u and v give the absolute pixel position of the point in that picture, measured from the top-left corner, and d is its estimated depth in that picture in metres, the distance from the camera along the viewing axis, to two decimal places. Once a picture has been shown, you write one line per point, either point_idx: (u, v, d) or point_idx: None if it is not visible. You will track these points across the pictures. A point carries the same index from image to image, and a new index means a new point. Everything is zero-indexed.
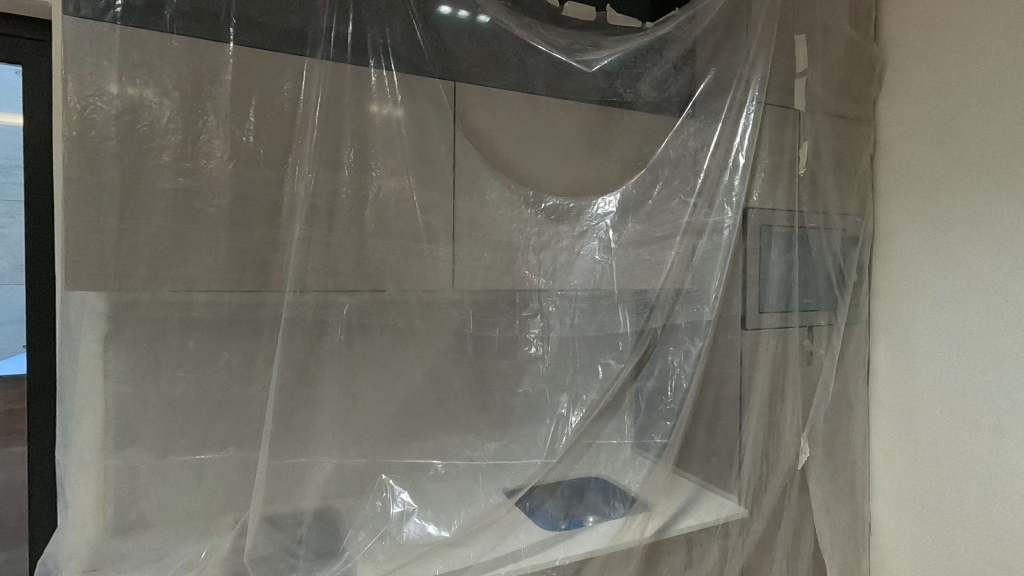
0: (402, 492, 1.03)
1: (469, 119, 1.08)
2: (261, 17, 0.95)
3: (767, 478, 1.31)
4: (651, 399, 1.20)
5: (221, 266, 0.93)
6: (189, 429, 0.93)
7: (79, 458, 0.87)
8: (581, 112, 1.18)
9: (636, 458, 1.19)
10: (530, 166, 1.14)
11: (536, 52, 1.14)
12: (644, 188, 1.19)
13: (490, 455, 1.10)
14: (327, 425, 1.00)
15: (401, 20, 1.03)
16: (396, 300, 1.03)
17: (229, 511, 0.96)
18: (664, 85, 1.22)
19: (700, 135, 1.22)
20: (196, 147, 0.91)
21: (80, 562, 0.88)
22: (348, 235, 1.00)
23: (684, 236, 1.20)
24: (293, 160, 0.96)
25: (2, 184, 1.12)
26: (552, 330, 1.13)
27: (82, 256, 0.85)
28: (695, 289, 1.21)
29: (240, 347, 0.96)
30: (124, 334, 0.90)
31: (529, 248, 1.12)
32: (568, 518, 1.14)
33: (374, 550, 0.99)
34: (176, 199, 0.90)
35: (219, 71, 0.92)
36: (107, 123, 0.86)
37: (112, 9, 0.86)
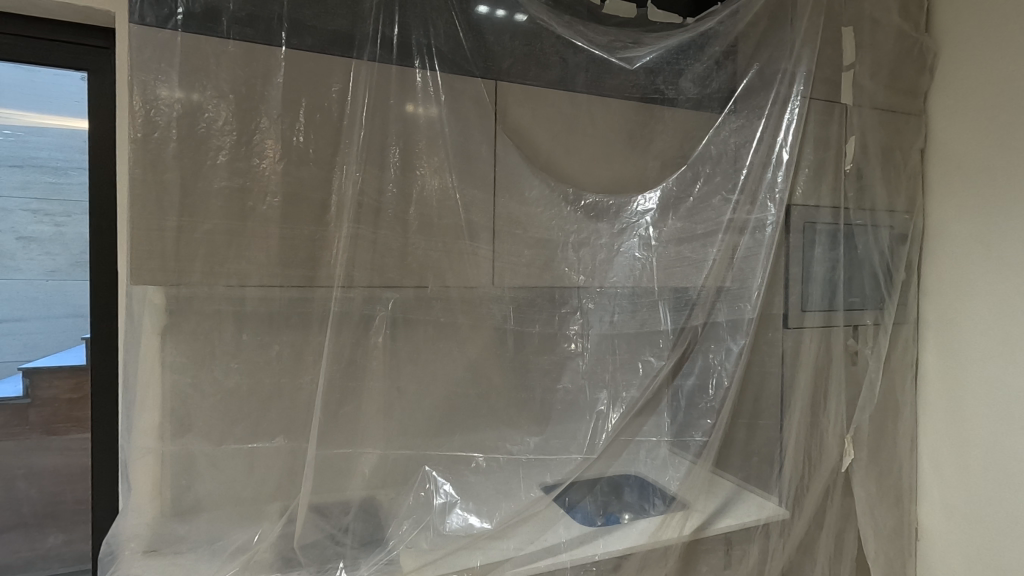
0: (445, 484, 1.05)
1: (510, 118, 1.10)
2: (311, 21, 0.98)
3: (809, 480, 1.29)
4: (691, 397, 1.19)
5: (273, 263, 0.97)
6: (242, 419, 0.97)
7: (138, 444, 0.92)
8: (621, 109, 1.18)
9: (675, 455, 1.18)
10: (570, 163, 1.15)
11: (577, 49, 1.14)
12: (685, 185, 1.18)
13: (531, 449, 1.10)
14: (372, 417, 1.02)
15: (444, 21, 1.05)
16: (439, 297, 1.05)
17: (277, 500, 0.99)
18: (705, 82, 1.21)
19: (742, 131, 1.21)
20: (250, 147, 0.95)
21: (141, 542, 0.94)
22: (393, 232, 1.02)
23: (726, 233, 1.19)
24: (341, 160, 0.99)
25: (65, 184, 1.21)
26: (591, 328, 1.14)
27: (146, 253, 0.90)
28: (735, 287, 1.20)
29: (290, 340, 0.99)
30: (181, 326, 0.94)
31: (568, 245, 1.13)
32: (605, 514, 1.15)
33: (418, 540, 1.01)
34: (230, 198, 0.94)
35: (271, 75, 0.95)
36: (169, 126, 0.90)
37: (174, 17, 0.91)
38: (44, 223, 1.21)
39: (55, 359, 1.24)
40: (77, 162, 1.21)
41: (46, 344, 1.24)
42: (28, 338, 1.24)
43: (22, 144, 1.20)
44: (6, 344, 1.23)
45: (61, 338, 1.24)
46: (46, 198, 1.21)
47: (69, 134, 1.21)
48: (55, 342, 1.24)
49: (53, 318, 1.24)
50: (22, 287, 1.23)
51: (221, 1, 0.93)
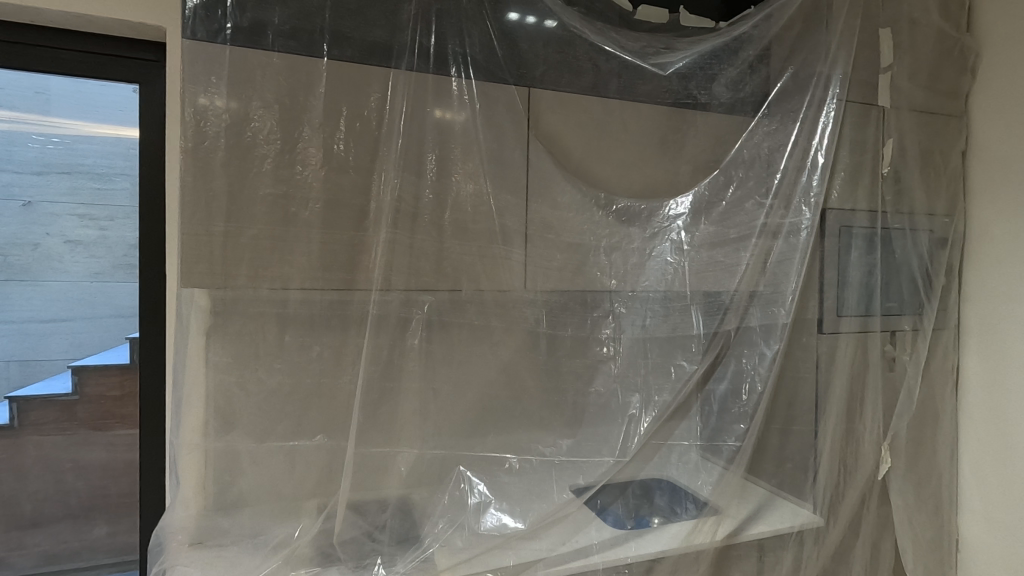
0: (479, 484, 1.07)
1: (543, 124, 1.12)
2: (350, 33, 1.01)
3: (844, 487, 1.27)
4: (724, 401, 1.19)
5: (315, 267, 1.00)
6: (285, 418, 1.00)
7: (185, 441, 0.96)
8: (654, 114, 1.18)
9: (707, 460, 1.18)
10: (602, 169, 1.16)
11: (609, 56, 1.15)
12: (717, 189, 1.18)
13: (563, 452, 1.11)
14: (408, 417, 1.05)
15: (479, 30, 1.07)
16: (473, 300, 1.07)
17: (316, 497, 1.02)
18: (739, 86, 1.21)
19: (775, 135, 1.20)
20: (293, 155, 0.98)
21: (187, 535, 0.98)
22: (429, 237, 1.05)
23: (759, 237, 1.19)
24: (379, 166, 1.02)
25: (109, 190, 1.28)
26: (624, 331, 1.15)
27: (195, 257, 0.94)
28: (769, 292, 1.19)
29: (331, 342, 1.02)
30: (227, 327, 0.97)
31: (600, 249, 1.14)
32: (635, 517, 1.15)
33: (453, 538, 1.04)
34: (275, 204, 0.98)
35: (314, 85, 0.99)
36: (218, 135, 0.94)
37: (223, 31, 0.95)
38: (89, 228, 1.28)
39: (100, 358, 1.31)
40: (120, 168, 1.28)
41: (91, 344, 1.31)
42: (74, 338, 1.31)
43: (71, 151, 1.29)
44: (56, 342, 1.31)
45: (105, 338, 1.31)
46: (92, 203, 1.28)
47: (112, 142, 1.28)
48: (98, 341, 1.31)
49: (96, 318, 1.30)
50: (69, 289, 1.29)
51: (267, 15, 0.97)
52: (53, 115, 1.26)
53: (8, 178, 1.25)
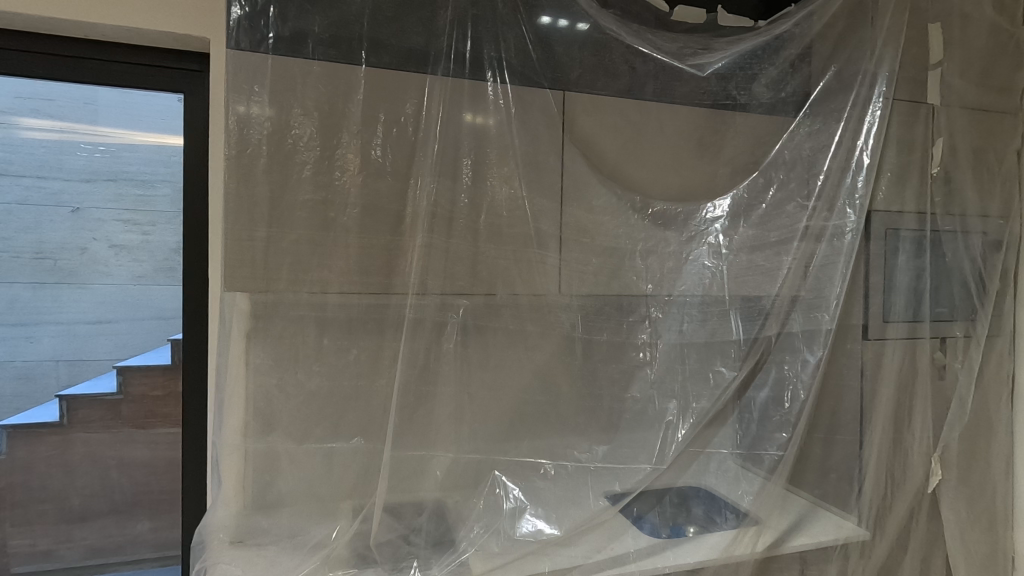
0: (515, 489, 1.07)
1: (578, 127, 1.11)
2: (388, 40, 1.03)
3: (891, 500, 1.23)
4: (764, 409, 1.16)
5: (353, 271, 1.01)
6: (323, 420, 1.01)
7: (226, 441, 0.97)
8: (691, 116, 1.17)
9: (747, 469, 1.15)
10: (639, 172, 1.15)
11: (645, 58, 1.14)
12: (757, 191, 1.16)
13: (599, 458, 1.10)
14: (444, 421, 1.05)
15: (514, 34, 1.07)
16: (508, 304, 1.07)
17: (353, 498, 1.03)
18: (779, 85, 1.18)
19: (818, 136, 1.17)
20: (332, 161, 1.00)
21: (227, 533, 0.99)
22: (465, 241, 1.05)
23: (802, 241, 1.16)
24: (416, 171, 1.03)
25: (153, 196, 1.32)
26: (661, 336, 1.13)
27: (238, 262, 0.97)
28: (812, 296, 1.16)
29: (368, 345, 1.02)
30: (268, 330, 0.99)
31: (636, 253, 1.12)
32: (671, 526, 1.14)
33: (488, 542, 1.03)
34: (314, 210, 0.99)
35: (352, 92, 1.00)
36: (260, 143, 0.97)
37: (266, 41, 0.97)
38: (133, 232, 1.32)
39: (143, 359, 1.35)
40: (162, 175, 1.33)
41: (135, 345, 1.36)
42: (118, 339, 1.36)
43: (116, 159, 1.34)
44: (101, 344, 1.36)
45: (148, 339, 1.36)
46: (136, 209, 1.33)
47: (154, 150, 1.33)
48: (142, 342, 1.36)
49: (139, 319, 1.35)
50: (113, 291, 1.34)
51: (308, 24, 0.99)
52: (100, 124, 1.31)
53: (58, 186, 1.30)
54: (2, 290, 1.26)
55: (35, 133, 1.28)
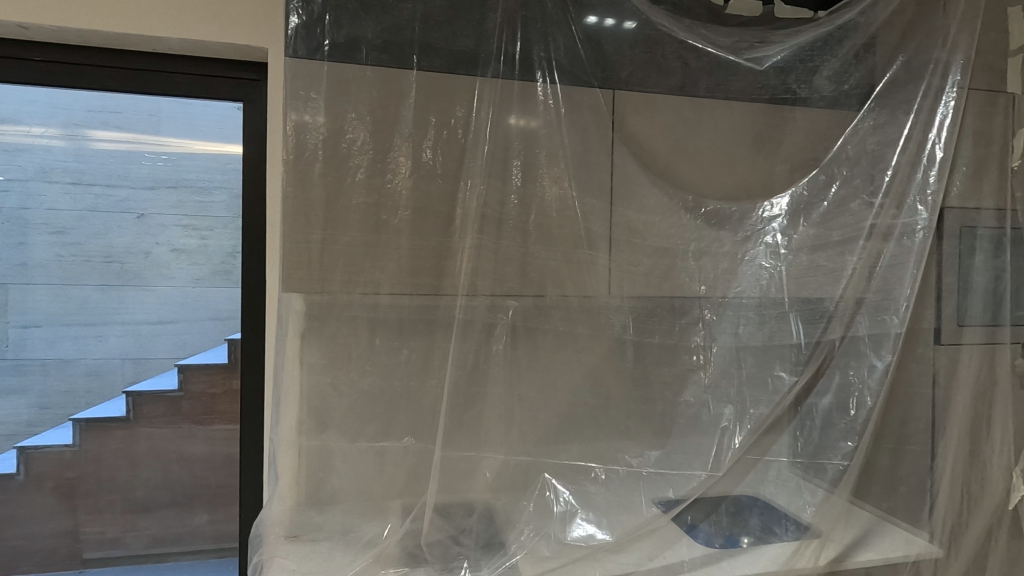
0: (565, 492, 1.06)
1: (628, 126, 1.09)
2: (438, 44, 1.04)
3: (967, 516, 1.15)
4: (827, 417, 1.10)
5: (404, 272, 1.03)
6: (375, 419, 1.02)
7: (283, 438, 1.00)
8: (747, 112, 1.13)
9: (808, 480, 1.11)
10: (692, 171, 1.12)
11: (700, 53, 1.11)
12: (818, 189, 1.11)
13: (652, 463, 1.08)
14: (494, 422, 1.05)
15: (564, 33, 1.06)
16: (558, 305, 1.06)
17: (404, 498, 1.04)
18: (842, 77, 1.13)
19: (885, 130, 1.11)
20: (384, 164, 1.01)
21: (284, 528, 1.02)
22: (514, 242, 1.05)
23: (868, 240, 1.11)
24: (466, 173, 1.03)
25: (212, 202, 1.38)
26: (716, 338, 1.10)
27: (295, 263, 0.99)
28: (878, 298, 1.11)
29: (419, 345, 1.03)
30: (323, 330, 1.01)
31: (688, 253, 1.09)
32: (725, 536, 1.11)
33: (539, 546, 1.03)
34: (366, 212, 1.01)
35: (404, 96, 1.02)
36: (316, 147, 0.99)
37: (321, 48, 1.00)
38: (193, 237, 1.38)
39: (202, 358, 1.40)
40: (220, 182, 1.38)
41: (195, 345, 1.41)
42: (177, 338, 1.41)
43: (177, 167, 1.38)
44: (162, 343, 1.41)
45: (205, 338, 1.41)
46: (195, 215, 1.38)
47: (212, 158, 1.38)
48: (200, 342, 1.41)
49: (197, 320, 1.40)
50: (174, 294, 1.40)
51: (361, 31, 1.01)
52: (162, 134, 1.37)
53: (124, 194, 1.36)
54: (75, 292, 1.35)
55: (103, 144, 1.35)
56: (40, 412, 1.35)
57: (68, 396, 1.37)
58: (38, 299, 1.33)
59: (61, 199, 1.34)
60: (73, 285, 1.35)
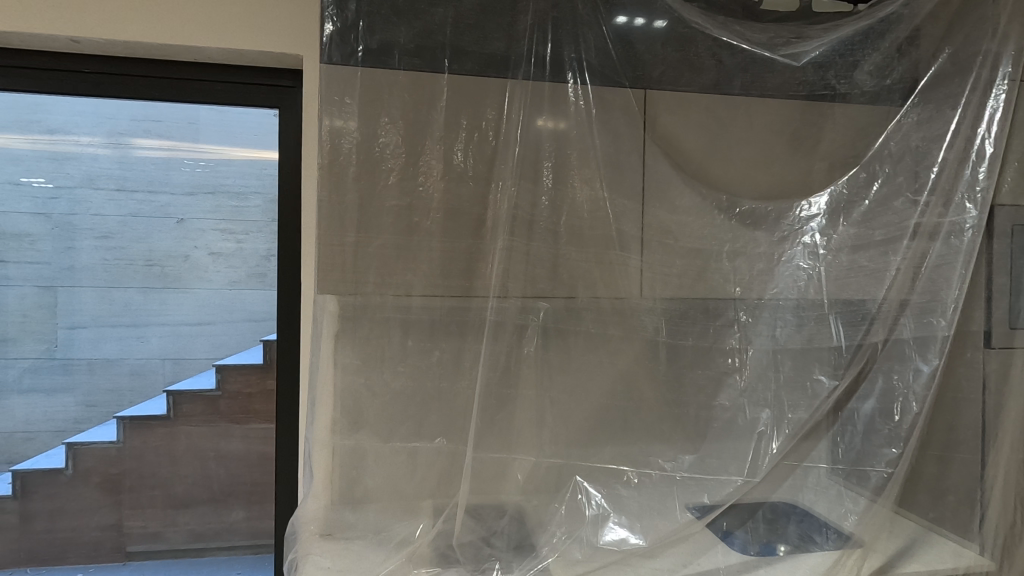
0: (597, 495, 1.05)
1: (661, 126, 1.08)
2: (469, 47, 1.04)
3: (1019, 527, 1.11)
4: (870, 423, 1.07)
5: (436, 274, 1.04)
6: (408, 420, 1.03)
7: (318, 437, 1.02)
8: (784, 109, 1.11)
9: (850, 487, 1.08)
10: (727, 170, 1.10)
11: (734, 51, 1.09)
12: (859, 187, 1.08)
13: (686, 468, 1.06)
14: (525, 424, 1.04)
15: (595, 33, 1.05)
16: (590, 307, 1.05)
17: (436, 498, 1.04)
18: (884, 71, 1.10)
19: (930, 126, 1.07)
20: (416, 167, 1.02)
21: (317, 525, 1.04)
22: (545, 243, 1.04)
23: (912, 239, 1.07)
24: (497, 175, 1.04)
25: (248, 207, 1.42)
26: (753, 340, 1.07)
27: (330, 266, 1.01)
28: (924, 299, 1.07)
29: (451, 347, 1.04)
30: (357, 331, 1.02)
31: (723, 254, 1.07)
32: (762, 543, 1.08)
33: (571, 550, 1.02)
34: (399, 215, 1.02)
35: (435, 99, 1.03)
36: (350, 151, 1.01)
37: (355, 54, 1.01)
38: (229, 241, 1.42)
39: (239, 358, 1.44)
40: (255, 187, 1.42)
41: (232, 345, 1.45)
42: (214, 339, 1.45)
43: (214, 172, 1.41)
44: (201, 344, 1.45)
45: (241, 339, 1.45)
46: (232, 219, 1.42)
47: (248, 164, 1.42)
48: (236, 342, 1.45)
49: (234, 322, 1.44)
50: (211, 296, 1.44)
51: (394, 36, 1.03)
52: (201, 142, 1.41)
53: (165, 199, 1.41)
54: (119, 294, 1.40)
55: (146, 152, 1.39)
56: (86, 410, 1.41)
57: (113, 394, 1.42)
58: (85, 301, 1.39)
59: (106, 205, 1.39)
60: (117, 288, 1.40)
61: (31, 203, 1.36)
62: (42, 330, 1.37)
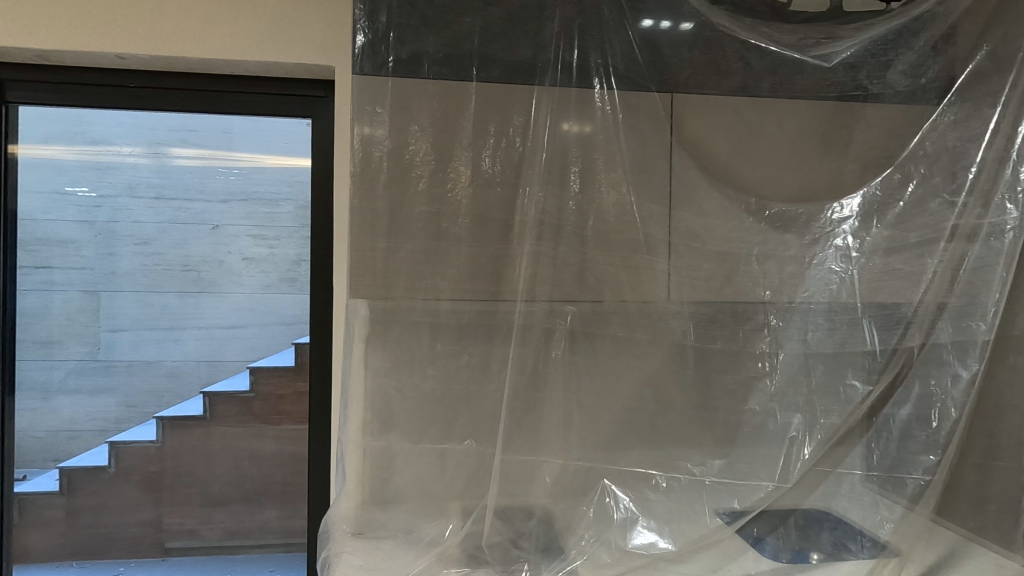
0: (625, 499, 1.05)
1: (687, 129, 1.08)
2: (496, 55, 1.06)
3: None
4: (906, 429, 1.04)
5: (464, 279, 1.05)
6: (437, 422, 1.05)
7: (349, 439, 1.04)
8: (813, 110, 1.10)
9: (886, 494, 1.05)
10: (755, 172, 1.09)
11: (763, 53, 1.09)
12: (893, 188, 1.05)
13: (716, 472, 1.05)
14: (553, 427, 1.05)
15: (621, 39, 1.06)
16: (617, 311, 1.06)
17: (465, 500, 1.06)
18: (918, 71, 1.08)
19: (967, 125, 1.05)
20: (445, 173, 1.04)
21: (350, 524, 1.07)
22: (572, 247, 1.05)
23: (950, 241, 1.04)
24: (524, 181, 1.05)
25: (280, 213, 1.46)
26: (783, 345, 1.06)
27: (361, 271, 1.04)
28: (963, 303, 1.04)
29: (479, 350, 1.05)
30: (387, 334, 1.05)
31: (752, 257, 1.07)
32: (795, 550, 1.07)
33: (599, 553, 1.02)
34: (428, 221, 1.04)
35: (463, 107, 1.05)
36: (381, 159, 1.03)
37: (386, 65, 1.04)
38: (261, 246, 1.47)
39: (273, 360, 1.48)
40: (286, 194, 1.46)
41: (263, 348, 1.49)
42: (247, 342, 1.50)
43: (247, 180, 1.47)
44: (234, 347, 1.50)
45: (273, 341, 1.49)
46: (264, 225, 1.47)
47: (279, 171, 1.46)
48: (268, 345, 1.49)
49: (266, 325, 1.49)
50: (244, 299, 1.48)
51: (423, 46, 1.05)
52: (234, 150, 1.46)
53: (200, 206, 1.46)
54: (157, 298, 1.46)
55: (182, 160, 1.45)
56: (126, 410, 1.46)
57: (151, 395, 1.47)
58: (126, 305, 1.45)
59: (146, 212, 1.45)
60: (155, 292, 1.46)
61: (75, 211, 1.42)
62: (86, 333, 1.44)
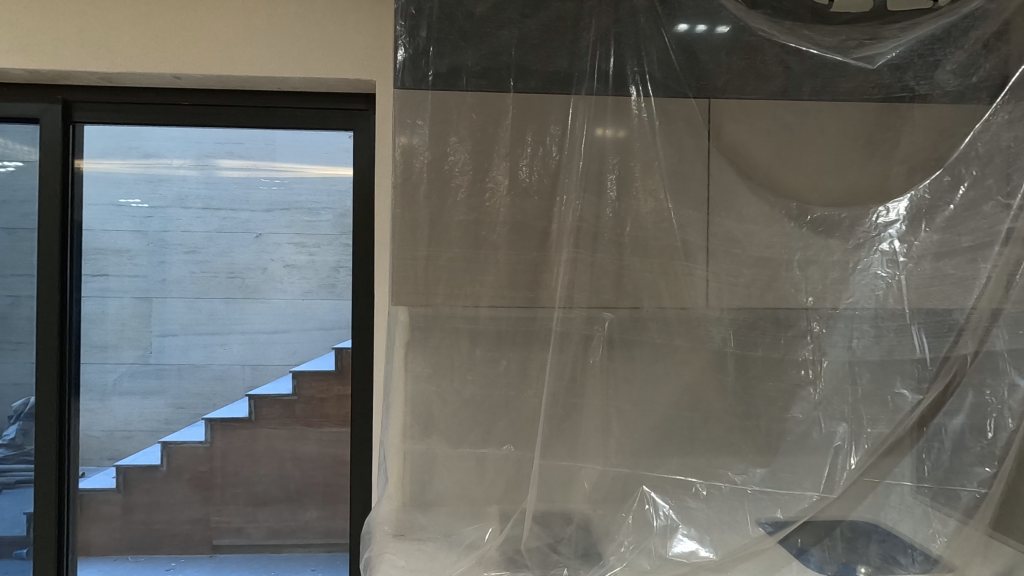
0: (665, 506, 1.05)
1: (725, 135, 1.08)
2: (533, 66, 1.08)
3: None
4: (959, 439, 1.01)
5: (503, 286, 1.07)
6: (476, 426, 1.07)
7: (390, 441, 1.07)
8: (857, 113, 1.08)
9: (938, 507, 1.03)
10: (796, 176, 1.08)
11: (803, 56, 1.07)
12: (943, 191, 1.02)
13: (757, 481, 1.04)
14: (591, 432, 1.06)
15: (658, 46, 1.06)
16: (655, 317, 1.06)
17: (504, 504, 1.07)
18: (969, 69, 1.04)
19: (1021, 125, 1.01)
20: (483, 182, 1.06)
21: (391, 525, 1.09)
22: (610, 254, 1.06)
23: (1005, 245, 1.01)
24: (561, 188, 1.06)
25: (321, 221, 1.52)
26: (827, 352, 1.04)
27: (402, 279, 1.07)
28: (1019, 309, 1.00)
29: (517, 356, 1.07)
30: (427, 340, 1.07)
31: (793, 263, 1.05)
32: (841, 563, 1.04)
33: (639, 560, 1.02)
34: (467, 229, 1.07)
35: (501, 117, 1.07)
36: (421, 170, 1.06)
37: (427, 78, 1.07)
38: (303, 253, 1.52)
39: (315, 364, 1.53)
40: (326, 203, 1.51)
41: (305, 352, 1.54)
42: (289, 346, 1.55)
43: (289, 190, 1.52)
44: (277, 351, 1.55)
45: (314, 346, 1.54)
46: (306, 233, 1.52)
47: (319, 181, 1.51)
48: (309, 349, 1.54)
49: (307, 330, 1.54)
50: (287, 305, 1.54)
51: (462, 59, 1.08)
52: (278, 162, 1.52)
53: (245, 216, 1.52)
54: (205, 304, 1.53)
55: (228, 172, 1.51)
56: (176, 411, 1.53)
57: (201, 397, 1.54)
58: (176, 310, 1.52)
59: (195, 222, 1.52)
60: (203, 299, 1.53)
61: (130, 221, 1.50)
62: (139, 337, 1.52)
